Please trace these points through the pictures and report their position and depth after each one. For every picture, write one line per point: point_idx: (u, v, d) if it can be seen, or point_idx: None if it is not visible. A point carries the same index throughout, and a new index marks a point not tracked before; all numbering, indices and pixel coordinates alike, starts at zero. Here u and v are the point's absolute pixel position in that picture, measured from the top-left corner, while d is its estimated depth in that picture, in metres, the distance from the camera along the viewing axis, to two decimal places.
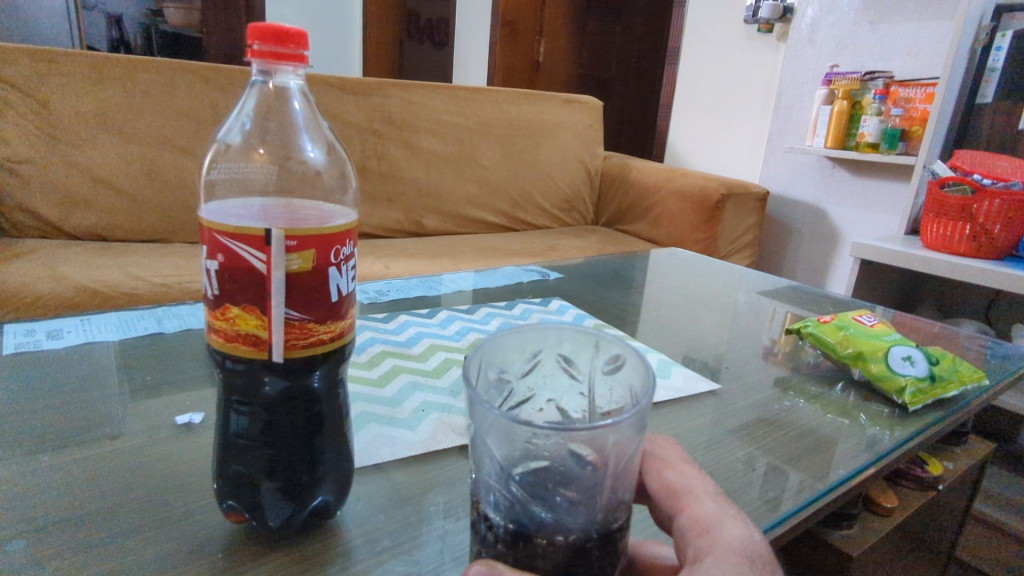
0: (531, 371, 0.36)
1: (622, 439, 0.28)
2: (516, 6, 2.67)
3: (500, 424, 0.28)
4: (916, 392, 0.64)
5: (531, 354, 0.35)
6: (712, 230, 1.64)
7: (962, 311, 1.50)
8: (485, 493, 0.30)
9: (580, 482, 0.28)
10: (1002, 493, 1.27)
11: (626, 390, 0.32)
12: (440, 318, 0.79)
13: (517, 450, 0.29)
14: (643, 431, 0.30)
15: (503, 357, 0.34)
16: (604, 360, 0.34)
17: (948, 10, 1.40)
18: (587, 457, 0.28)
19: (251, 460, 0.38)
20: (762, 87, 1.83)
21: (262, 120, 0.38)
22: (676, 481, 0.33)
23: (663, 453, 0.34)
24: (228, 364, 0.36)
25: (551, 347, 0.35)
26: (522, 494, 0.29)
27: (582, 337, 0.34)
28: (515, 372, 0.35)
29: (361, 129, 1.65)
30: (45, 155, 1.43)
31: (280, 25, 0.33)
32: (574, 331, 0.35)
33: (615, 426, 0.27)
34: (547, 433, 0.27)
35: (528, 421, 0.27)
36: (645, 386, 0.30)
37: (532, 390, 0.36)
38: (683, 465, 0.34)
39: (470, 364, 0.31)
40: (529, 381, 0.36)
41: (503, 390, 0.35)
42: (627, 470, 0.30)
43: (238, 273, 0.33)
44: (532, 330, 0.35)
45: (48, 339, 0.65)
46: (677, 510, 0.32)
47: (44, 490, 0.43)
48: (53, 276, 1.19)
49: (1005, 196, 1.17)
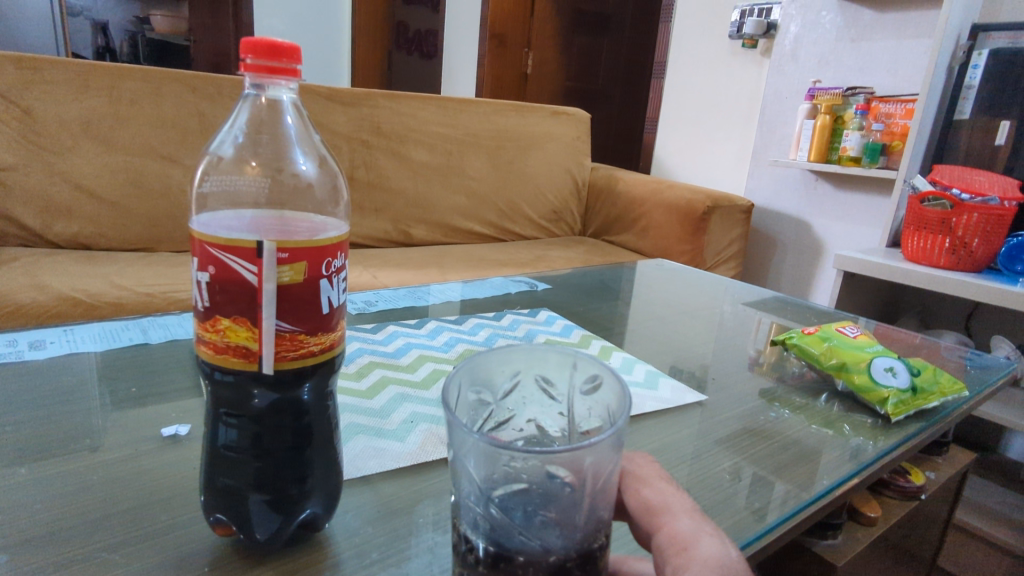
0: (510, 391, 0.36)
1: (598, 460, 0.29)
2: (504, 18, 2.69)
3: (478, 448, 0.28)
4: (898, 403, 0.65)
5: (510, 375, 0.36)
6: (698, 242, 1.66)
7: (943, 322, 1.52)
8: (466, 517, 0.31)
9: (558, 504, 0.29)
10: (985, 503, 1.29)
11: (604, 410, 0.33)
12: (429, 329, 0.79)
13: (497, 473, 0.29)
14: (620, 451, 0.30)
15: (484, 378, 0.35)
16: (583, 380, 0.35)
17: (926, 28, 1.43)
18: (565, 478, 0.28)
19: (239, 473, 0.37)
20: (746, 101, 1.86)
21: (255, 133, 0.39)
22: (653, 498, 0.33)
23: (641, 471, 0.34)
24: (217, 376, 0.36)
25: (531, 369, 0.36)
26: (502, 517, 0.29)
27: (561, 358, 0.35)
28: (495, 392, 0.36)
29: (349, 139, 1.65)
30: (28, 164, 1.42)
31: (273, 39, 0.33)
32: (553, 351, 0.35)
33: (591, 447, 0.28)
34: (524, 455, 0.27)
35: (506, 444, 0.27)
36: (621, 407, 0.30)
37: (512, 411, 0.37)
38: (661, 483, 0.34)
39: (450, 387, 0.31)
40: (508, 402, 0.36)
41: (482, 411, 0.35)
42: (606, 490, 0.30)
43: (229, 285, 0.33)
44: (512, 350, 0.35)
45: (30, 350, 0.64)
46: (654, 527, 0.32)
47: (27, 504, 0.42)
48: (35, 286, 1.18)
49: (983, 211, 1.20)
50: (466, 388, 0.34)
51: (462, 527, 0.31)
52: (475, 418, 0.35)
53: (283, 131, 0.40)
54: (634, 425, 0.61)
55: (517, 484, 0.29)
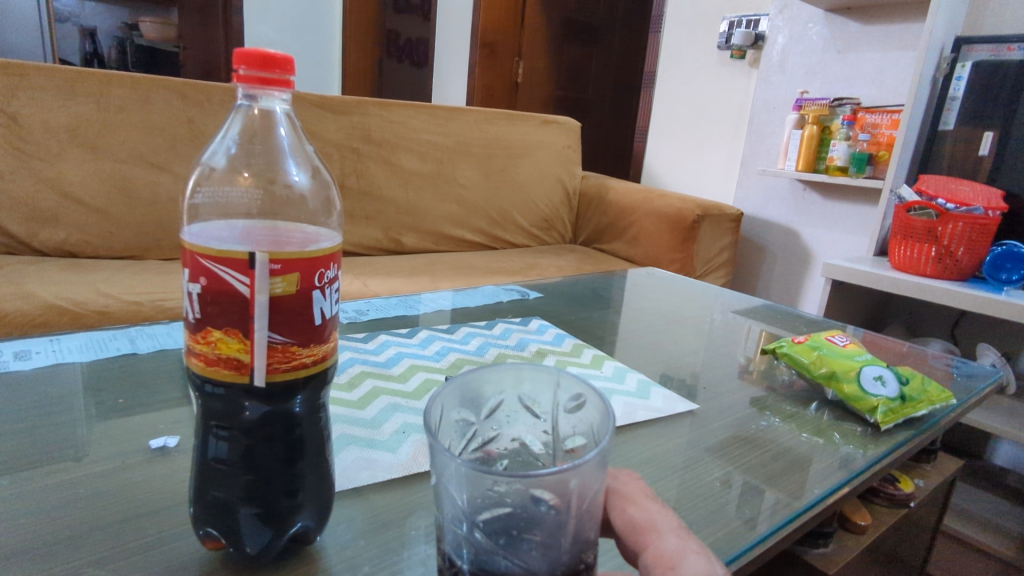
0: (493, 411, 0.36)
1: (583, 480, 0.29)
2: (495, 28, 2.71)
3: (462, 473, 0.29)
4: (887, 411, 0.66)
5: (494, 396, 0.36)
6: (687, 250, 1.67)
7: (930, 330, 1.54)
8: (451, 541, 0.31)
9: (544, 526, 0.29)
10: (973, 510, 1.30)
11: (588, 426, 0.33)
12: (420, 338, 0.79)
13: (481, 497, 0.29)
14: (604, 471, 0.31)
15: (469, 396, 0.35)
16: (567, 398, 0.35)
17: (911, 40, 1.46)
18: (549, 501, 0.29)
19: (229, 486, 0.37)
20: (735, 111, 1.88)
21: (248, 143, 0.38)
22: (638, 517, 0.33)
23: (626, 489, 0.35)
24: (207, 389, 0.35)
25: (515, 388, 0.36)
26: (487, 542, 0.29)
27: (544, 376, 0.36)
28: (478, 413, 0.36)
29: (340, 147, 1.64)
30: (14, 170, 1.40)
31: (266, 50, 0.33)
32: (536, 370, 0.36)
33: (575, 468, 0.28)
34: (508, 479, 0.28)
35: (489, 468, 0.28)
36: (604, 426, 0.31)
37: (496, 432, 0.37)
38: (646, 500, 0.34)
39: (433, 409, 0.32)
40: (491, 422, 0.36)
41: (466, 432, 0.35)
42: (591, 510, 0.31)
43: (221, 297, 0.33)
44: (496, 371, 0.36)
45: (15, 360, 0.64)
46: (641, 547, 0.32)
47: (11, 518, 0.42)
48: (21, 294, 1.16)
49: (968, 220, 1.22)
50: (452, 408, 0.34)
51: (448, 552, 0.31)
52: (460, 438, 0.35)
53: (276, 141, 0.40)
54: (626, 434, 0.61)
55: (502, 508, 0.29)
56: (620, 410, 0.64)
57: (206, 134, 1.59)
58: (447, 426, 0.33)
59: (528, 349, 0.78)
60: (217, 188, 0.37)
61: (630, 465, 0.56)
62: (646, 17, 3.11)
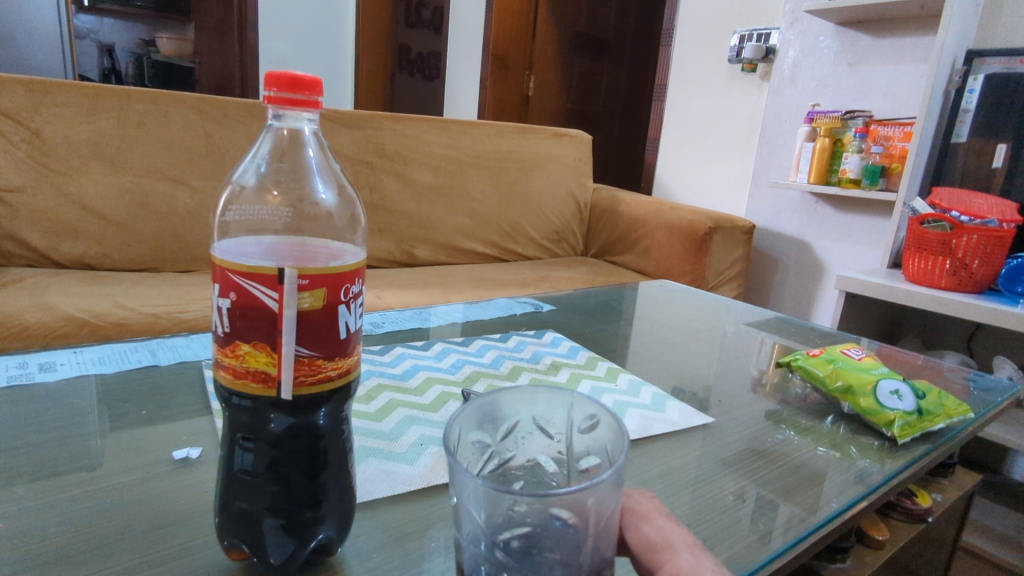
0: (509, 432, 0.37)
1: (600, 499, 0.30)
2: (505, 43, 2.74)
3: (481, 492, 0.29)
4: (904, 425, 0.66)
5: (509, 416, 0.37)
6: (699, 263, 1.67)
7: (946, 343, 1.53)
8: (471, 560, 0.31)
9: (563, 545, 0.30)
10: (993, 526, 1.28)
11: (602, 448, 0.34)
12: (436, 351, 0.79)
13: (499, 517, 0.29)
14: (620, 489, 0.31)
15: (485, 418, 0.36)
16: (581, 419, 0.36)
17: (923, 53, 1.46)
18: (568, 519, 0.29)
19: (254, 497, 0.38)
20: (746, 124, 1.89)
21: (277, 162, 0.40)
22: (654, 535, 0.34)
23: (641, 507, 0.36)
24: (234, 401, 0.36)
25: (530, 408, 0.37)
26: (508, 560, 0.30)
27: (558, 397, 0.36)
28: (495, 434, 0.36)
29: (354, 160, 1.67)
30: (36, 185, 1.43)
31: (295, 73, 0.34)
32: (550, 391, 0.36)
33: (593, 487, 0.29)
34: (526, 499, 0.28)
35: (508, 488, 0.28)
36: (619, 446, 0.32)
37: (510, 452, 0.37)
38: (661, 519, 0.35)
39: (451, 431, 0.32)
40: (507, 442, 0.37)
41: (483, 453, 0.36)
42: (609, 528, 0.31)
43: (250, 311, 0.34)
44: (511, 392, 0.36)
45: (40, 372, 0.65)
46: (657, 564, 0.33)
47: (40, 527, 0.43)
48: (41, 306, 1.18)
49: (982, 233, 1.21)
50: (469, 431, 0.35)
51: (467, 569, 0.32)
52: (478, 460, 0.35)
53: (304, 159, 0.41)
54: (640, 448, 0.61)
55: (522, 528, 0.29)
56: (635, 424, 0.64)
57: (223, 150, 1.61)
58: (465, 447, 0.34)
59: (542, 362, 0.78)
60: (247, 206, 0.39)
61: (646, 479, 0.56)
62: (657, 31, 3.12)
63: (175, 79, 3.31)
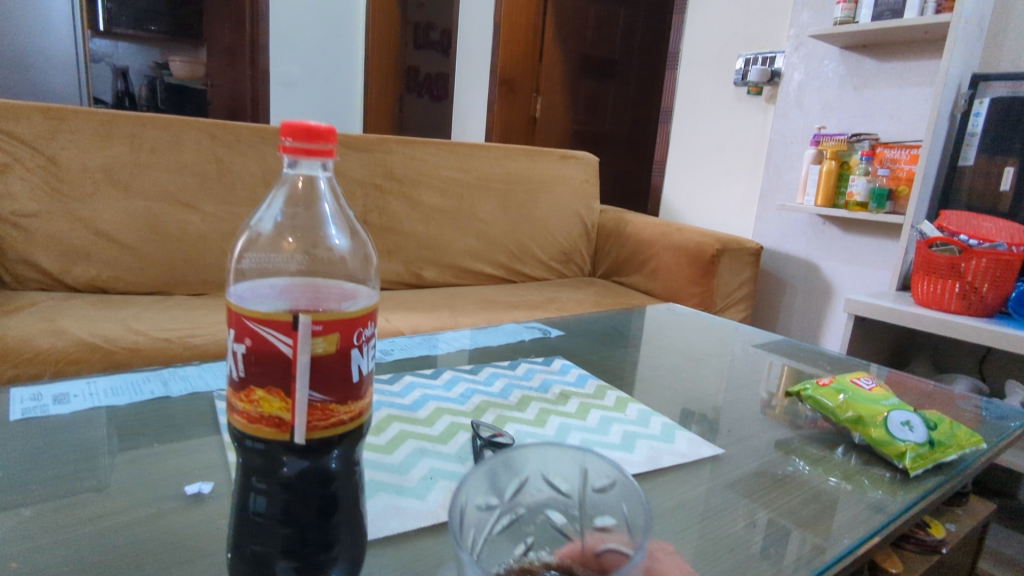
0: (520, 490, 0.40)
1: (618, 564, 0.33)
2: (512, 65, 2.78)
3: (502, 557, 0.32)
4: (916, 457, 0.65)
5: (520, 476, 0.40)
6: (707, 285, 1.67)
7: (957, 366, 1.51)
8: None
9: None
10: (1009, 554, 1.26)
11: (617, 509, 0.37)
12: (445, 379, 0.79)
13: None
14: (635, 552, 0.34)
15: (497, 480, 0.39)
16: (594, 480, 0.39)
17: (928, 77, 1.47)
18: None
19: (268, 539, 0.38)
20: (752, 145, 1.90)
21: (292, 210, 0.41)
22: None
23: None
24: (247, 445, 0.37)
25: (541, 469, 0.40)
26: None
27: (570, 457, 0.40)
28: (507, 492, 0.39)
29: (363, 183, 1.69)
30: (51, 210, 1.46)
31: (310, 123, 0.35)
32: (562, 452, 0.40)
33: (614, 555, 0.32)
34: None
35: None
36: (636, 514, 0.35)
37: (520, 508, 0.40)
38: None
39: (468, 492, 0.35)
40: (517, 499, 0.40)
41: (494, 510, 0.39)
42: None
43: (265, 356, 0.34)
44: (524, 453, 0.39)
45: (54, 404, 0.65)
46: None
47: (53, 566, 0.43)
48: (54, 331, 1.19)
49: (991, 256, 1.21)
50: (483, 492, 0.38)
51: None
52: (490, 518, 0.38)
53: (317, 203, 0.41)
54: (650, 481, 0.61)
55: None
56: (645, 456, 0.64)
57: (234, 174, 1.64)
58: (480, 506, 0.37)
59: (552, 391, 0.78)
60: (264, 251, 0.40)
61: (656, 514, 0.55)
62: (663, 53, 3.14)
63: (187, 101, 3.38)
